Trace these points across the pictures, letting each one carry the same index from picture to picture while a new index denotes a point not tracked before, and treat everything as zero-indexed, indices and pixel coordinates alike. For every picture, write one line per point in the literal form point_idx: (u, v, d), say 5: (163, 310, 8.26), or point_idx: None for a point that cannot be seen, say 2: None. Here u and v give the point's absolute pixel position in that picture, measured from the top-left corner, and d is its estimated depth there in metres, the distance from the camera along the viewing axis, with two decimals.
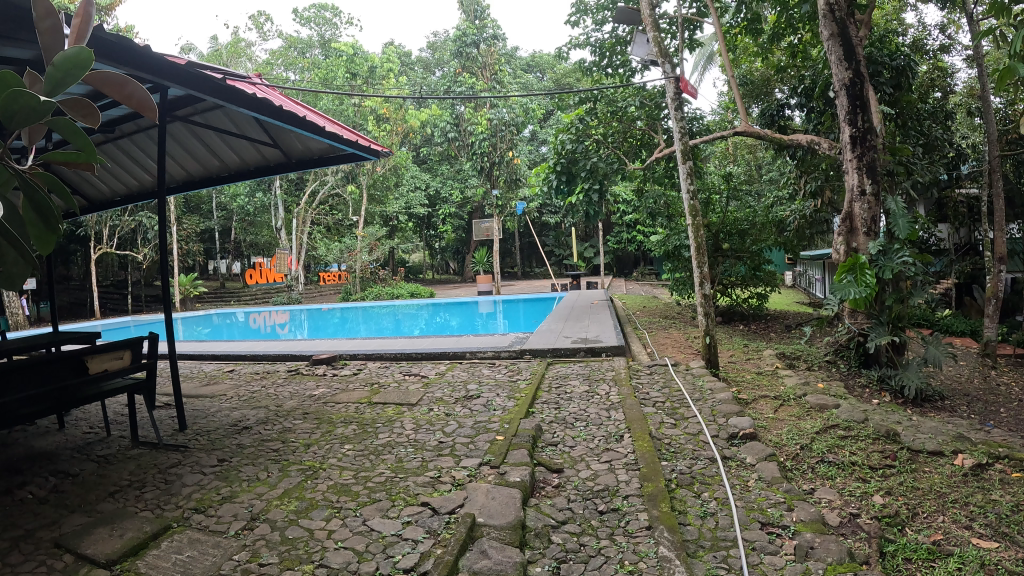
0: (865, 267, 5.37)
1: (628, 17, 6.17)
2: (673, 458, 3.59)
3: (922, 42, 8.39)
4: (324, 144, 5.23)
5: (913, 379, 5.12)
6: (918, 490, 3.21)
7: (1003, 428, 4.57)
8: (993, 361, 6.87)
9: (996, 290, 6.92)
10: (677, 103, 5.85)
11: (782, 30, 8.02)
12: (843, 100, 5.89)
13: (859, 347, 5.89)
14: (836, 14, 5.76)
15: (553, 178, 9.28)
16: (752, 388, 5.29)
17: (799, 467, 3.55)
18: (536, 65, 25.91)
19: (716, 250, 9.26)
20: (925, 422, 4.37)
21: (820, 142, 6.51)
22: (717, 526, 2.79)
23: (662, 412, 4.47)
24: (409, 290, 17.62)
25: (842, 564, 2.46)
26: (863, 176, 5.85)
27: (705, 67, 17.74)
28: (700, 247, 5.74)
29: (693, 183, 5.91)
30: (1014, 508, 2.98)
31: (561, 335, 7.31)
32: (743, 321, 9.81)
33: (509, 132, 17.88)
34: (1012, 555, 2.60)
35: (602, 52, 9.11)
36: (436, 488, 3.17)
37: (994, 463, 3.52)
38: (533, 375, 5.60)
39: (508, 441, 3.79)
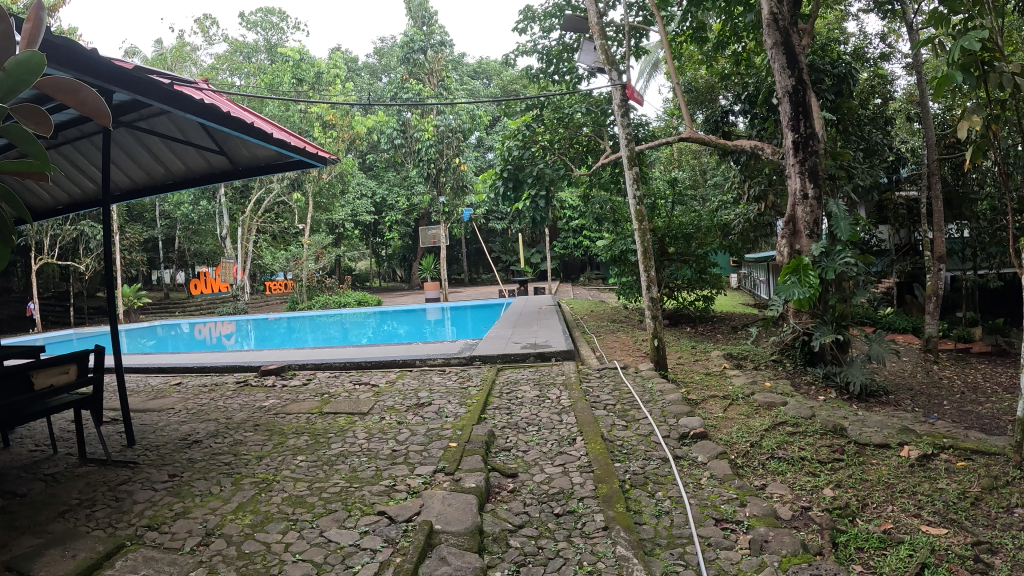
0: (808, 268, 5.57)
1: (576, 25, 6.23)
2: (626, 459, 3.63)
3: (862, 50, 8.70)
4: (272, 151, 5.14)
5: (857, 375, 5.31)
6: (867, 481, 3.32)
7: (946, 420, 4.76)
8: (934, 356, 7.16)
9: (936, 288, 7.20)
10: (623, 110, 5.90)
11: (727, 39, 8.20)
12: (786, 106, 6.04)
13: (804, 346, 6.02)
14: (779, 23, 5.92)
15: (500, 185, 9.27)
16: (701, 389, 5.39)
17: (750, 463, 3.64)
18: (482, 71, 25.89)
19: (662, 255, 9.43)
20: (870, 416, 4.53)
21: (762, 148, 6.67)
22: (672, 524, 2.84)
23: (613, 414, 4.52)
24: (356, 298, 17.34)
25: (796, 555, 2.54)
26: (805, 181, 6.04)
27: (652, 76, 18.00)
28: (647, 251, 5.80)
29: (639, 189, 6.00)
30: (960, 495, 3.14)
31: (510, 340, 7.34)
32: (690, 323, 10.01)
33: (455, 138, 17.80)
34: (961, 541, 2.73)
35: (548, 59, 9.17)
36: (391, 497, 3.14)
37: (940, 453, 3.68)
38: (483, 382, 5.58)
39: (461, 447, 3.77)
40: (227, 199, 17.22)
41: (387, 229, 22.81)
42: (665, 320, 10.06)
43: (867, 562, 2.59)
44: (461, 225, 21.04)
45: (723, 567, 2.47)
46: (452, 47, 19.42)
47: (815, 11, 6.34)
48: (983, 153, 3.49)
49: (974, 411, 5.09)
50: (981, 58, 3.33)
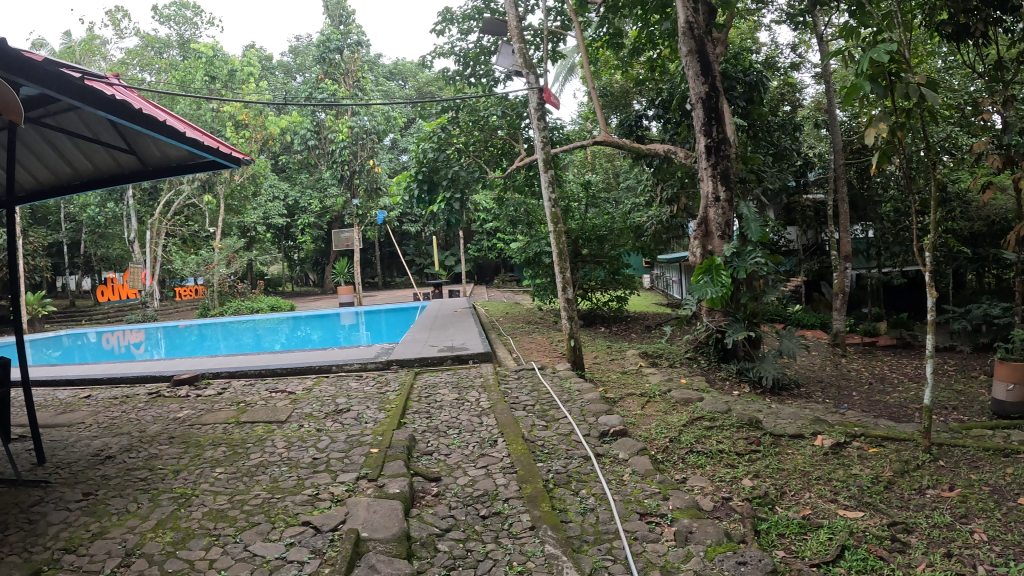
0: (720, 268, 5.76)
1: (494, 27, 6.15)
2: (548, 458, 3.64)
3: (772, 59, 9.05)
4: (186, 151, 4.93)
5: (769, 369, 5.54)
6: (784, 470, 3.46)
7: (854, 410, 5.03)
8: (841, 350, 7.57)
9: (843, 285, 7.59)
10: (540, 113, 5.95)
11: (642, 45, 8.32)
12: (699, 112, 6.22)
13: (717, 342, 6.23)
14: (694, 31, 6.07)
15: (414, 187, 9.05)
16: (619, 387, 5.47)
17: (670, 458, 3.71)
18: (398, 73, 25.50)
19: (577, 256, 9.56)
20: (783, 408, 4.73)
21: (675, 152, 6.87)
22: (597, 521, 2.88)
23: (533, 414, 4.51)
24: (270, 303, 16.74)
25: (720, 544, 2.62)
26: (717, 184, 6.24)
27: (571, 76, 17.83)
28: (562, 253, 5.83)
29: (555, 191, 6.05)
30: (872, 480, 3.32)
31: (426, 344, 7.21)
32: (604, 323, 10.12)
33: (369, 140, 17.40)
34: (875, 522, 2.89)
35: (465, 61, 9.00)
36: (315, 506, 3.07)
37: (851, 441, 3.88)
38: (401, 387, 5.35)
39: (383, 453, 3.69)
40: (135, 201, 16.40)
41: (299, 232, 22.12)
42: (579, 320, 10.15)
43: (788, 547, 2.71)
44: (376, 228, 20.66)
45: (651, 559, 2.54)
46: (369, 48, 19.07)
47: (728, 21, 6.58)
48: (888, 158, 3.69)
49: (879, 400, 5.40)
50: (888, 69, 3.49)
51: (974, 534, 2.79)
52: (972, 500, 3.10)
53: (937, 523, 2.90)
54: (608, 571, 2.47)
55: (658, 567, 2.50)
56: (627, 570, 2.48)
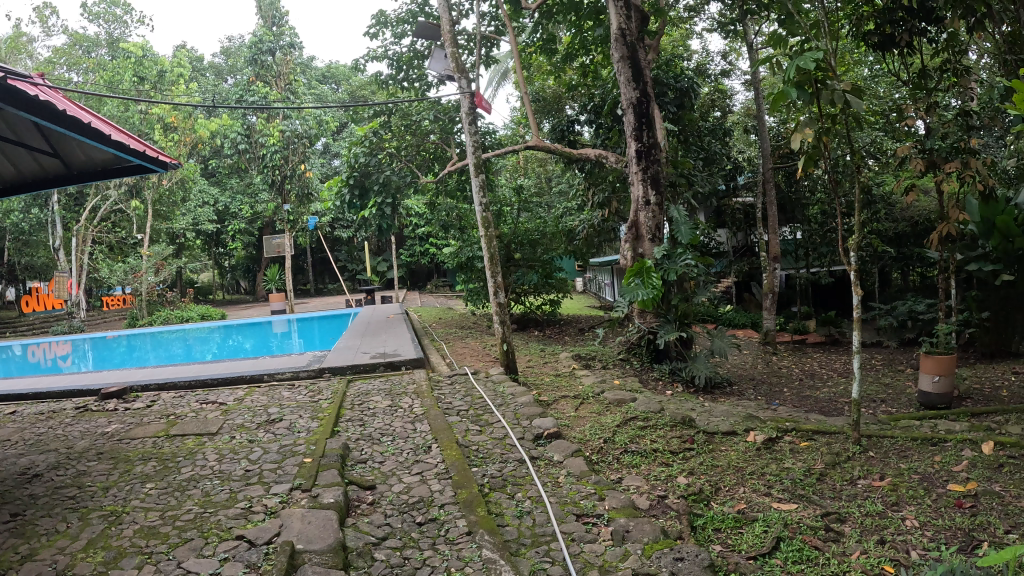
0: (650, 271, 5.85)
1: (427, 32, 6.15)
2: (483, 463, 3.62)
3: (703, 66, 9.28)
4: (113, 156, 4.76)
5: (702, 368, 5.66)
6: (718, 467, 3.53)
7: (787, 406, 5.18)
8: (772, 348, 7.79)
9: (772, 286, 7.84)
10: (472, 118, 5.89)
11: (576, 51, 8.30)
12: (630, 117, 6.30)
13: (650, 344, 6.35)
14: (626, 38, 6.16)
15: (344, 193, 8.89)
16: (552, 390, 5.45)
17: (605, 459, 3.73)
18: (331, 76, 24.10)
19: (509, 260, 9.64)
20: (716, 406, 4.84)
21: (606, 156, 6.96)
22: (534, 523, 2.89)
23: (466, 419, 4.46)
24: (201, 311, 16.17)
25: (657, 542, 2.66)
26: (647, 188, 6.35)
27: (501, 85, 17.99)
28: (493, 257, 5.87)
29: (485, 196, 6.06)
30: (805, 472, 3.42)
31: (358, 351, 7.07)
32: (538, 327, 10.10)
33: (301, 144, 16.19)
34: (809, 513, 2.98)
35: (398, 65, 8.81)
36: (249, 519, 3.00)
37: (783, 436, 3.99)
38: (334, 395, 5.23)
39: (317, 462, 3.63)
40: (60, 206, 15.71)
41: (229, 238, 21.37)
42: (513, 325, 10.07)
43: (724, 542, 2.77)
44: (307, 234, 20.05)
45: (589, 560, 2.56)
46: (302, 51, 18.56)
47: (660, 29, 6.72)
48: (814, 163, 3.78)
49: (810, 396, 5.58)
50: (814, 76, 3.60)
51: (905, 521, 2.91)
52: (902, 488, 3.23)
53: (870, 511, 3.00)
54: (546, 573, 2.48)
55: (597, 567, 2.52)
56: (566, 570, 2.50)
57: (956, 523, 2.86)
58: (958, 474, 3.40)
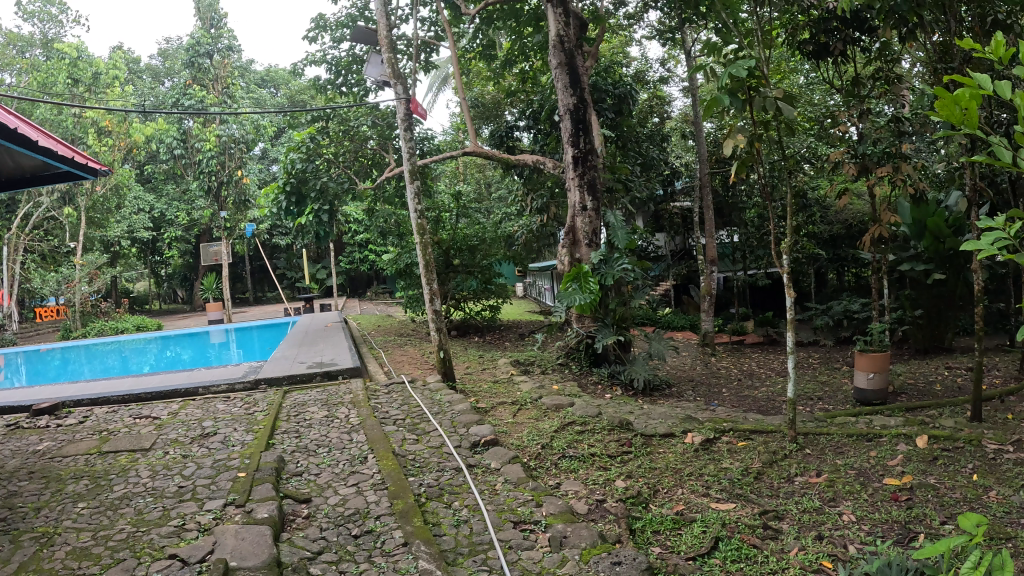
0: (588, 276, 5.86)
1: (365, 36, 6.07)
2: (419, 472, 3.58)
3: (642, 74, 9.51)
4: (39, 162, 4.59)
5: (641, 371, 5.72)
6: (656, 469, 3.56)
7: (726, 406, 5.28)
8: (711, 349, 7.92)
9: (709, 288, 8.00)
10: (407, 124, 5.78)
11: (516, 58, 8.26)
12: (567, 123, 6.36)
13: (588, 348, 6.38)
14: (565, 45, 6.24)
15: (281, 199, 8.63)
16: (489, 397, 5.39)
17: (542, 465, 3.72)
18: (270, 79, 23.15)
19: (448, 266, 9.44)
20: (655, 409, 4.88)
21: (544, 162, 6.98)
22: (471, 532, 2.86)
23: (403, 428, 4.40)
24: (136, 322, 15.60)
25: (595, 546, 2.66)
26: (584, 194, 6.41)
27: (441, 92, 18.00)
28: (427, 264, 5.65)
29: (422, 202, 6.01)
30: (742, 472, 3.48)
31: (295, 361, 6.93)
32: (477, 333, 10.00)
33: (239, 150, 15.46)
34: (746, 512, 3.01)
35: (337, 70, 8.68)
36: (182, 537, 2.90)
37: (720, 436, 4.05)
38: (269, 406, 5.12)
39: (250, 477, 3.53)
40: None
41: (166, 246, 20.61)
42: (451, 331, 9.94)
43: (663, 543, 2.78)
44: (244, 242, 19.47)
45: (526, 567, 2.55)
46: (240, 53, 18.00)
47: (598, 36, 6.80)
48: (747, 168, 3.86)
49: (748, 395, 5.69)
50: (747, 84, 3.64)
51: (842, 516, 2.98)
52: (839, 484, 3.32)
53: (806, 508, 3.06)
54: None
55: (534, 573, 2.51)
56: None
57: (891, 516, 2.94)
58: (893, 468, 3.51)
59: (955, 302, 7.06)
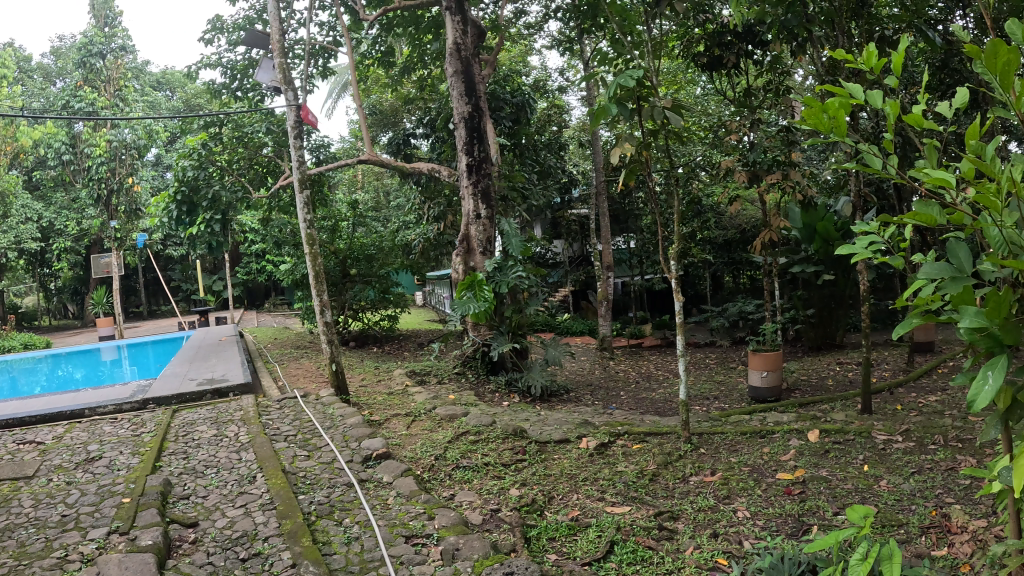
0: (482, 283, 6.01)
1: (257, 40, 5.86)
2: (309, 490, 3.48)
3: (541, 82, 9.61)
4: None
5: (538, 378, 5.81)
6: (551, 476, 3.58)
7: (624, 408, 5.40)
8: (610, 353, 8.08)
9: (606, 294, 8.17)
10: (298, 132, 5.57)
11: (415, 65, 8.11)
12: (462, 131, 6.35)
13: (484, 356, 6.37)
14: (461, 52, 6.23)
15: (173, 208, 8.36)
16: (384, 408, 5.22)
17: (436, 476, 3.66)
18: (166, 82, 21.69)
19: (345, 276, 9.29)
20: (551, 416, 4.91)
21: (439, 170, 6.94)
22: (362, 549, 2.80)
23: (294, 445, 4.26)
24: (22, 339, 14.52)
25: (487, 557, 2.64)
26: (478, 202, 6.42)
27: (339, 99, 18.07)
28: (318, 275, 5.40)
29: (311, 213, 5.58)
30: (637, 474, 3.53)
31: (185, 378, 6.58)
32: (377, 343, 9.76)
33: (131, 156, 14.34)
34: (641, 514, 3.06)
35: (233, 73, 8.30)
36: (62, 571, 2.71)
37: (615, 440, 4.11)
38: (158, 426, 4.89)
39: (135, 502, 3.34)
40: None
41: (52, 257, 19.23)
42: (349, 343, 9.64)
43: (559, 550, 2.78)
44: (136, 253, 18.41)
45: None
46: (134, 54, 17.05)
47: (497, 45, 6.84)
48: (635, 175, 3.95)
49: (645, 398, 5.82)
50: (637, 93, 3.76)
51: (736, 512, 3.06)
52: (732, 481, 3.41)
53: (701, 506, 3.13)
54: None
55: None
56: None
57: (785, 510, 3.04)
58: (786, 462, 3.65)
59: (844, 301, 7.46)
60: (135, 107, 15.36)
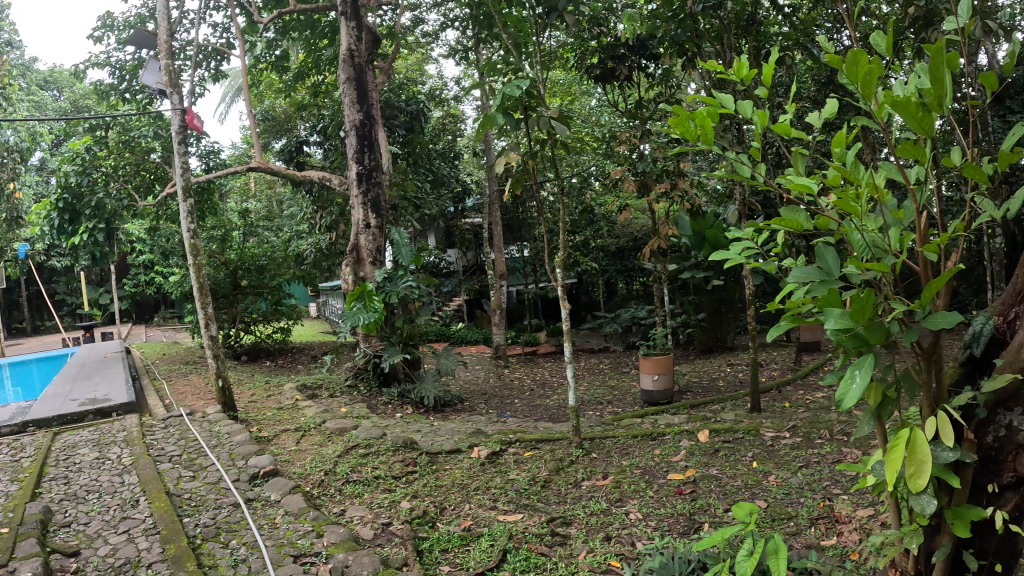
0: (372, 294, 5.95)
1: (143, 39, 5.62)
2: (195, 512, 3.37)
3: (435, 92, 9.82)
4: None
5: (431, 389, 5.94)
6: (442, 487, 3.58)
7: (517, 416, 5.57)
8: (505, 361, 8.35)
9: (500, 301, 8.66)
10: (180, 138, 5.37)
11: (308, 70, 8.06)
12: (352, 139, 6.27)
13: (376, 368, 6.29)
14: (355, 59, 6.17)
15: (53, 216, 7.87)
16: (272, 424, 5.07)
17: (326, 492, 3.59)
18: (55, 81, 20.22)
19: (235, 288, 9.03)
20: (443, 426, 4.94)
21: (330, 179, 6.86)
22: (249, 572, 2.72)
23: (179, 465, 4.12)
24: None
25: (378, 573, 2.62)
26: (367, 212, 6.36)
27: (232, 103, 17.65)
28: (202, 287, 5.24)
29: (194, 222, 5.41)
30: (529, 481, 3.58)
31: (65, 398, 6.15)
32: (269, 357, 9.51)
33: (11, 159, 12.93)
34: (533, 521, 3.10)
35: (121, 74, 7.95)
36: None
37: (507, 448, 4.17)
38: (36, 451, 4.60)
39: (11, 532, 3.13)
40: None
41: None
42: (240, 356, 9.28)
43: (452, 561, 2.79)
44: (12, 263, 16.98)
45: None
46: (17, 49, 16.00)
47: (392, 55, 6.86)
48: (523, 184, 4.01)
49: (540, 404, 6.14)
50: (526, 104, 3.81)
51: (629, 514, 3.14)
52: (624, 484, 3.50)
53: (594, 510, 3.19)
54: None
55: None
56: None
57: (677, 510, 3.14)
58: (677, 463, 3.77)
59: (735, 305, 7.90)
60: (18, 106, 14.34)
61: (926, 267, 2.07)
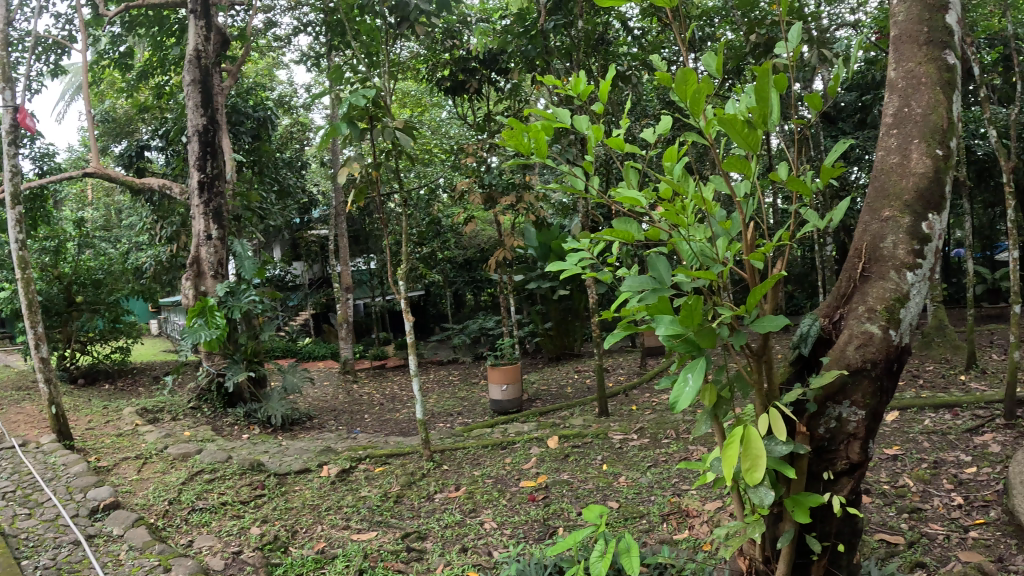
0: (213, 310, 5.77)
1: None
2: (32, 554, 3.08)
3: (284, 98, 9.81)
4: None
5: (277, 408, 5.75)
6: (292, 509, 3.46)
7: (366, 432, 5.55)
8: (353, 376, 8.41)
9: (345, 315, 8.59)
10: (13, 138, 4.90)
11: (152, 69, 7.64)
12: (194, 145, 6.00)
13: (219, 388, 6.02)
14: (201, 61, 5.95)
15: None
16: (112, 452, 4.73)
17: (171, 523, 3.39)
18: None
19: (68, 304, 8.34)
20: (292, 446, 4.81)
21: (171, 187, 6.46)
22: None
23: (11, 503, 3.75)
24: None
25: None
26: (209, 222, 6.08)
27: (70, 102, 16.48)
28: (31, 305, 4.82)
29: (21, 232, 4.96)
30: (381, 497, 3.54)
31: None
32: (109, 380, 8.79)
33: None
34: (388, 538, 3.06)
35: None
36: None
37: (357, 465, 4.12)
38: None
39: None
40: None
41: None
42: (76, 380, 8.46)
43: None
44: None
45: None
46: None
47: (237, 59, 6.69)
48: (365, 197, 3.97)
49: (387, 419, 6.11)
50: (372, 115, 3.78)
51: (484, 524, 3.15)
52: (477, 494, 3.53)
53: (448, 523, 3.19)
54: None
55: None
56: None
57: (531, 516, 3.18)
58: (528, 470, 3.84)
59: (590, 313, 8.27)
60: None
61: (752, 274, 2.09)
